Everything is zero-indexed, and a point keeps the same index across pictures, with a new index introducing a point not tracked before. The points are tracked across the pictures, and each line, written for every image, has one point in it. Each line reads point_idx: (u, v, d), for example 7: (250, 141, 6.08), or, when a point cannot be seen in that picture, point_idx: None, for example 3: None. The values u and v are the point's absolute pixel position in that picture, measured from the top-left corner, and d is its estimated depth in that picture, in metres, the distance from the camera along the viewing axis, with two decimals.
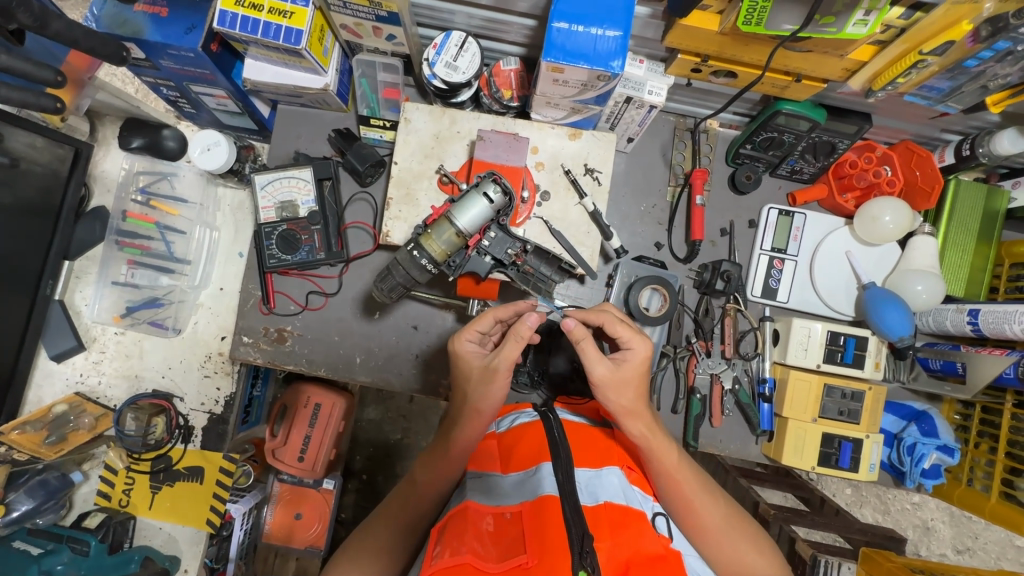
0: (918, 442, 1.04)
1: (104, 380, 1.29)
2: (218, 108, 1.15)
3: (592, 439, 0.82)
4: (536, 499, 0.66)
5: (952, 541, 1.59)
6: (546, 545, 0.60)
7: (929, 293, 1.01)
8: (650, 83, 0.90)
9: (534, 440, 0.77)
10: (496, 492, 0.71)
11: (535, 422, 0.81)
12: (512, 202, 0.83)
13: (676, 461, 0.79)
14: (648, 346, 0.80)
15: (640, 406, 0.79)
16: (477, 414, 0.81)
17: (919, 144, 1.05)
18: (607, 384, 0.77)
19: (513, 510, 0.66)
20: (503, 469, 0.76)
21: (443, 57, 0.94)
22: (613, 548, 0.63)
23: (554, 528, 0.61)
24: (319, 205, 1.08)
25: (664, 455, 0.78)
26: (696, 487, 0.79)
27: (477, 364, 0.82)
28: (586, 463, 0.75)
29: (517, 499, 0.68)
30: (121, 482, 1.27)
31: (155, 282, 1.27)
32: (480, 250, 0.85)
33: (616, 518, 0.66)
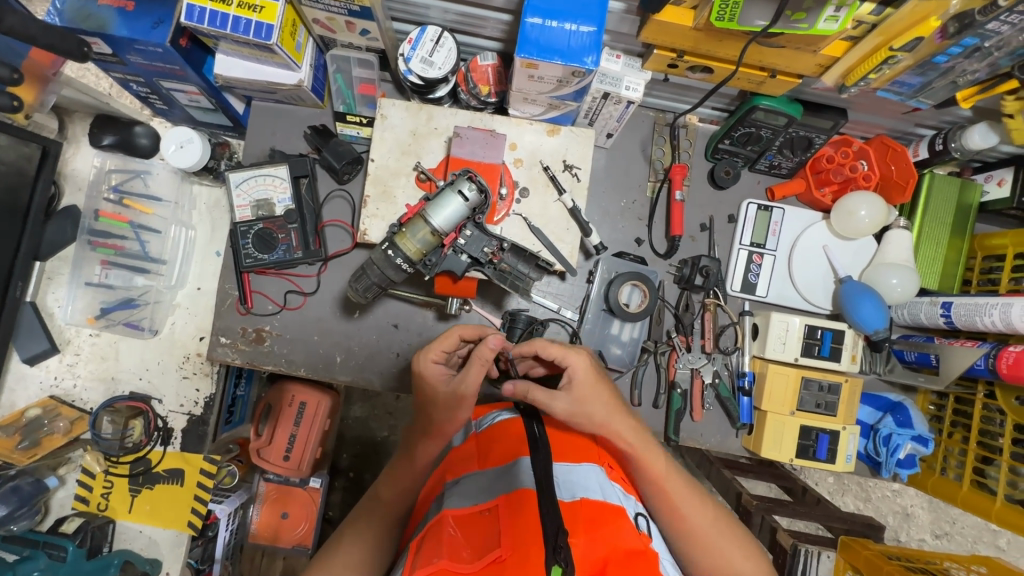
0: (894, 433, 1.05)
1: (79, 383, 1.27)
2: (191, 104, 1.13)
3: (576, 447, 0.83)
4: (513, 493, 0.66)
5: (930, 526, 1.62)
6: (518, 538, 0.60)
7: (903, 287, 1.02)
8: (627, 78, 0.89)
9: (513, 438, 0.77)
10: (475, 490, 0.70)
11: (515, 421, 0.82)
12: (487, 200, 0.82)
13: (661, 462, 0.82)
14: (586, 359, 0.81)
15: (612, 419, 0.81)
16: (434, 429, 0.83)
17: (895, 139, 1.06)
18: (564, 415, 0.80)
19: (491, 506, 0.67)
20: (480, 467, 0.76)
21: (419, 52, 0.93)
22: (590, 543, 0.62)
23: (528, 525, 0.60)
24: (296, 203, 1.07)
25: (649, 459, 0.81)
26: (682, 488, 0.82)
27: (442, 392, 0.81)
28: (564, 459, 0.76)
29: (493, 495, 0.68)
30: (99, 486, 1.25)
31: (130, 282, 1.25)
32: (456, 249, 0.83)
33: (594, 514, 0.65)
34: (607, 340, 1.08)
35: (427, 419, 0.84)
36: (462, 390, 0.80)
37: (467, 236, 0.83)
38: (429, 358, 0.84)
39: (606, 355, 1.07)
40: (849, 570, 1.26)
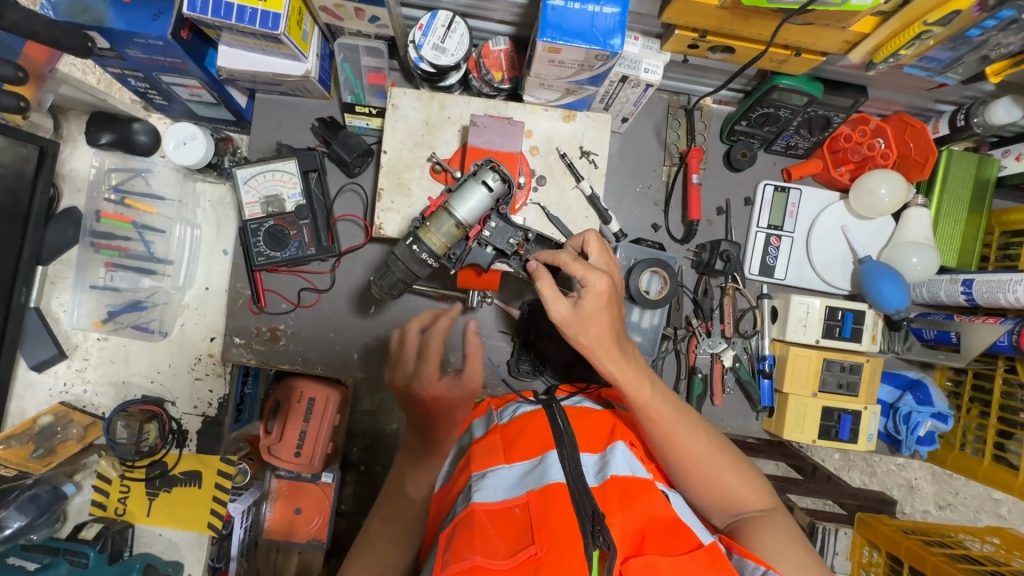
0: (914, 411, 1.06)
1: (89, 388, 1.25)
2: (192, 99, 1.09)
3: (596, 421, 0.82)
4: (543, 487, 0.65)
5: (934, 498, 1.65)
6: (553, 533, 0.59)
7: (923, 265, 1.02)
8: (646, 61, 0.87)
9: (539, 431, 0.76)
10: (503, 484, 0.68)
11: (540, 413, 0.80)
12: (511, 190, 0.79)
13: (660, 401, 0.75)
14: (604, 279, 0.73)
15: (604, 348, 0.74)
16: (456, 424, 0.87)
17: (913, 116, 1.05)
18: (568, 323, 0.74)
19: (520, 503, 0.65)
20: (507, 459, 0.73)
21: (430, 39, 0.90)
22: (626, 518, 0.64)
23: (561, 515, 0.61)
24: (306, 198, 1.04)
25: (645, 398, 0.74)
26: (686, 431, 0.75)
27: (456, 395, 0.90)
28: (592, 449, 0.75)
29: (523, 490, 0.66)
30: (116, 490, 1.24)
31: (137, 284, 1.22)
32: (481, 241, 0.82)
33: (625, 489, 0.66)
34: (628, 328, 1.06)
35: (445, 424, 0.87)
36: (467, 386, 0.91)
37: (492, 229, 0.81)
38: (405, 376, 0.96)
39: None
40: (865, 545, 1.28)
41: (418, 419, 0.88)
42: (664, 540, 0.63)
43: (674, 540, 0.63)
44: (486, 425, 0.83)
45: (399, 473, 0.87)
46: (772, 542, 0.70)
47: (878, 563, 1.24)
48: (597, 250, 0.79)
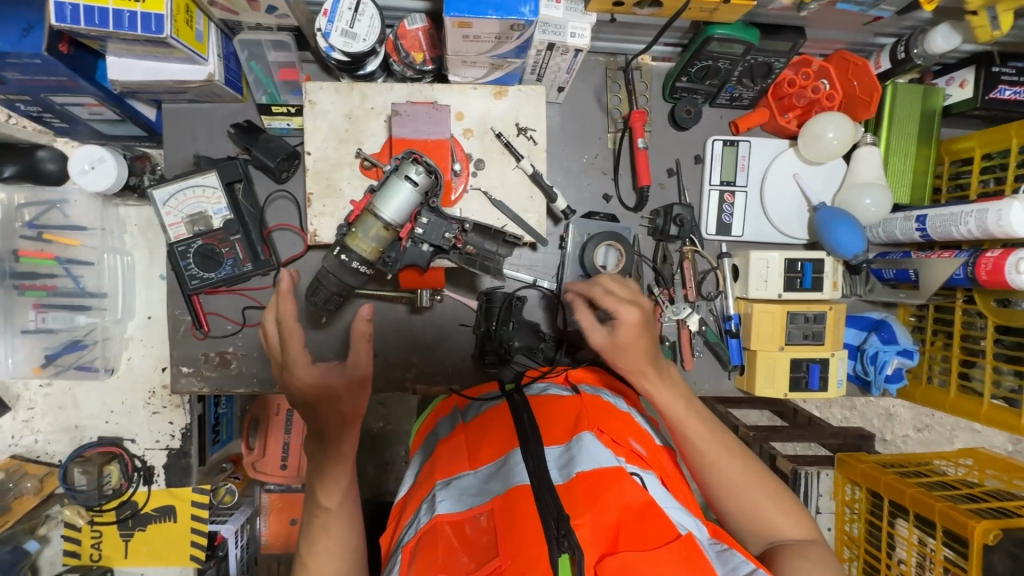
0: (879, 351, 1.06)
1: (40, 437, 1.18)
2: (93, 117, 1.00)
3: (562, 408, 0.82)
4: (506, 493, 0.65)
5: (913, 422, 1.68)
6: (515, 545, 0.59)
7: (877, 206, 1.00)
8: (571, 24, 0.81)
9: (498, 432, 0.79)
10: (466, 491, 0.69)
11: (502, 407, 0.85)
12: (438, 181, 0.75)
13: (694, 420, 0.77)
14: (635, 311, 0.76)
15: (645, 371, 0.78)
16: (347, 418, 0.74)
17: (854, 52, 1.01)
18: (607, 350, 0.79)
19: (484, 510, 0.65)
20: (471, 465, 0.75)
21: (338, 25, 0.83)
22: (599, 519, 0.62)
23: (524, 525, 0.60)
24: (233, 211, 0.97)
25: (678, 413, 0.77)
26: (723, 453, 0.76)
27: (340, 381, 0.75)
28: (555, 439, 0.75)
29: (486, 496, 0.67)
30: (87, 537, 1.20)
31: (72, 323, 1.11)
32: (415, 239, 0.78)
33: (592, 485, 0.64)
34: None
35: (330, 416, 0.74)
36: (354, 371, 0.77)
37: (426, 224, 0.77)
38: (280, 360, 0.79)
39: None
40: (847, 483, 1.29)
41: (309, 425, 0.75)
42: (640, 535, 0.60)
43: (647, 534, 0.60)
44: (451, 426, 0.88)
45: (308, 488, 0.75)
46: (802, 563, 0.68)
47: (860, 499, 1.26)
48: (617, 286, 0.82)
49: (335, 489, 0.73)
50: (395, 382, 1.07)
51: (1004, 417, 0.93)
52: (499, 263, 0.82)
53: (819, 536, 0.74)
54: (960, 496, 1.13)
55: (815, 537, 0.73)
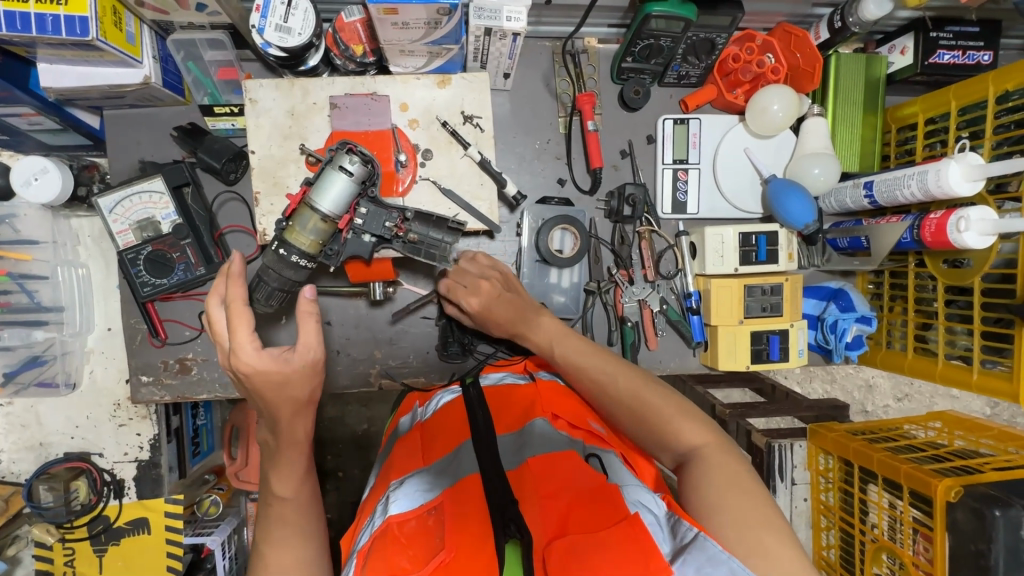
0: (839, 319, 1.07)
1: (5, 457, 1.17)
2: (33, 128, 0.98)
3: (516, 398, 0.88)
4: (456, 486, 0.69)
5: (892, 391, 1.70)
6: (462, 536, 0.61)
7: (826, 175, 1.01)
8: (506, 7, 0.80)
9: (450, 428, 0.83)
10: (419, 488, 0.71)
11: (456, 402, 0.88)
12: (373, 171, 0.76)
13: (583, 355, 0.82)
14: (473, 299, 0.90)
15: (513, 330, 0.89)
16: (300, 404, 0.66)
17: (796, 24, 1.02)
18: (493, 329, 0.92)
19: (434, 506, 0.68)
20: (426, 461, 0.78)
21: (271, 20, 0.82)
22: (545, 506, 0.65)
23: (475, 511, 0.64)
24: (183, 215, 0.96)
25: (563, 352, 0.84)
26: (616, 379, 0.79)
27: (294, 369, 0.63)
28: (508, 427, 0.81)
29: (436, 493, 0.70)
30: (59, 555, 1.18)
31: (29, 339, 1.09)
32: (356, 230, 0.79)
33: (542, 472, 0.70)
34: (549, 290, 1.04)
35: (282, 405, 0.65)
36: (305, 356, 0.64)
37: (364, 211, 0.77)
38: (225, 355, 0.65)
39: (550, 305, 1.04)
40: (820, 453, 1.31)
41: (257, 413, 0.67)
42: (588, 519, 0.62)
43: (597, 516, 0.62)
44: (410, 425, 0.91)
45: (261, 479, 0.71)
46: (707, 483, 0.68)
47: (834, 468, 1.27)
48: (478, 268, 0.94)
49: (292, 476, 0.69)
50: (361, 379, 1.06)
51: (958, 375, 0.94)
52: (444, 248, 0.83)
53: (729, 448, 0.72)
54: (927, 457, 1.15)
55: (720, 449, 0.71)
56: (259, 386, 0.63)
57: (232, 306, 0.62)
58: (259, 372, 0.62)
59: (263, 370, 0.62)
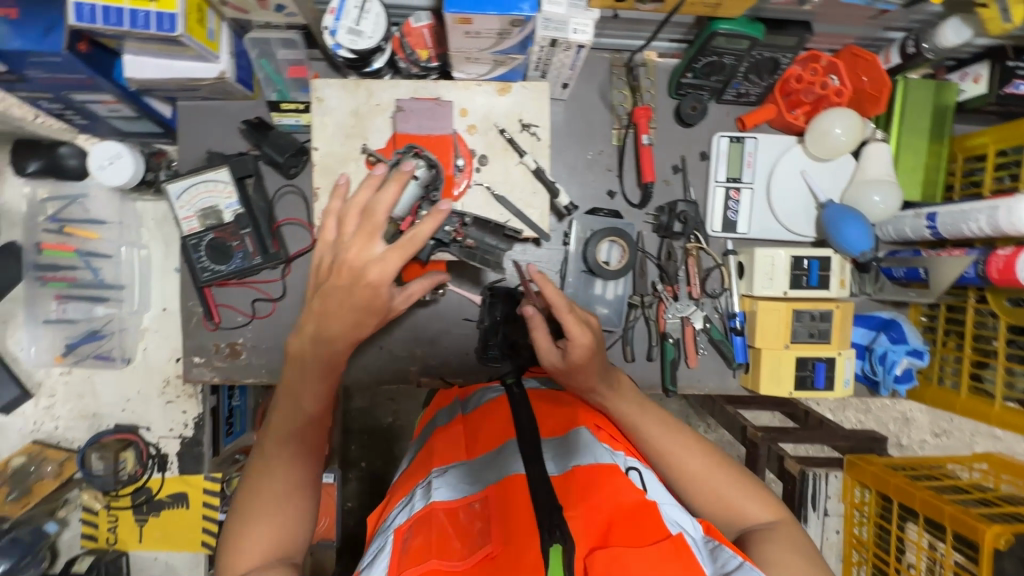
0: (889, 351, 1.04)
1: (60, 424, 1.23)
2: (111, 115, 1.03)
3: (560, 408, 0.89)
4: (501, 482, 0.70)
5: (930, 426, 1.64)
6: (507, 534, 0.62)
7: (886, 202, 0.99)
8: (574, 20, 0.81)
9: (497, 422, 0.85)
10: (463, 481, 0.75)
11: (501, 400, 0.90)
12: (438, 175, 0.84)
13: (663, 430, 0.83)
14: (588, 334, 0.79)
15: (597, 386, 0.84)
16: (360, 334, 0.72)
17: (865, 47, 1.00)
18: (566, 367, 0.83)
19: (479, 499, 0.70)
20: (468, 454, 0.82)
21: (344, 23, 0.85)
22: (590, 516, 0.64)
23: (519, 505, 0.64)
24: (244, 205, 1.00)
25: (643, 423, 0.83)
26: (694, 452, 0.81)
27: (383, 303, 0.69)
28: (551, 432, 0.82)
29: (481, 487, 0.72)
30: (104, 521, 1.25)
31: (90, 313, 1.17)
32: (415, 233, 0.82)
33: (584, 482, 0.69)
34: (592, 301, 1.04)
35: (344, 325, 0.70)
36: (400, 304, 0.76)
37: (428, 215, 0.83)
38: (365, 258, 0.66)
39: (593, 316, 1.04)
40: (856, 485, 1.28)
41: (318, 319, 0.69)
42: (629, 532, 0.61)
43: (640, 531, 0.61)
44: (450, 416, 0.94)
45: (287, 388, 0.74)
46: (785, 553, 0.70)
47: (870, 502, 1.24)
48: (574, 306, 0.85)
49: (326, 390, 0.75)
50: (401, 375, 1.09)
51: (1015, 419, 0.91)
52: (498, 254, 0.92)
53: (793, 520, 0.78)
54: (972, 500, 1.10)
55: (790, 523, 0.77)
56: (369, 295, 0.67)
57: (410, 241, 0.65)
58: (380, 292, 0.67)
59: (383, 292, 0.68)
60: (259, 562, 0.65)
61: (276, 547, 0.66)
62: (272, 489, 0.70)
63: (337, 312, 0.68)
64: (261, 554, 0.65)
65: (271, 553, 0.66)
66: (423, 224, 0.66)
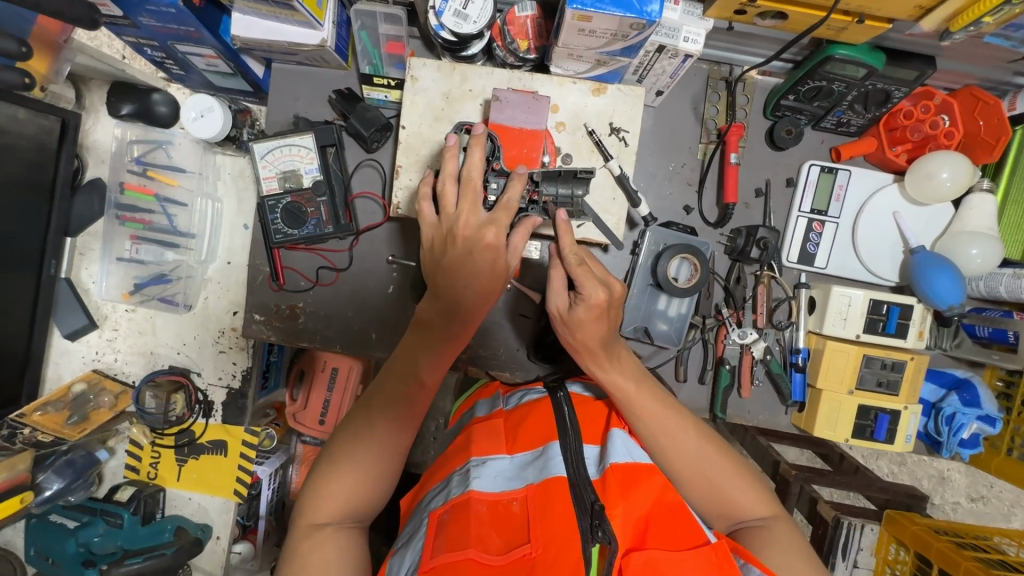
0: (958, 412, 1.00)
1: (120, 357, 1.29)
2: (208, 69, 1.05)
3: (595, 412, 0.82)
4: (542, 483, 0.66)
5: (967, 490, 1.53)
6: (551, 536, 0.59)
7: (984, 257, 0.92)
8: (685, 28, 0.79)
9: (540, 420, 0.79)
10: (501, 476, 0.71)
11: (543, 401, 0.82)
12: (495, 144, 0.80)
13: (660, 410, 0.75)
14: (603, 291, 0.71)
15: (596, 353, 0.75)
16: (480, 302, 0.74)
17: (986, 90, 0.93)
18: (562, 321, 0.75)
19: (519, 496, 0.66)
20: (510, 451, 0.76)
21: (451, 5, 0.84)
22: (628, 514, 0.62)
23: (559, 510, 0.62)
24: (323, 173, 1.01)
25: (642, 403, 0.75)
26: (689, 435, 0.75)
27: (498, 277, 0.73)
28: (592, 438, 0.76)
29: (522, 484, 0.68)
30: (147, 455, 1.30)
31: (161, 257, 1.23)
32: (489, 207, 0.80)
33: (624, 478, 0.64)
34: (653, 315, 1.02)
35: (472, 293, 0.73)
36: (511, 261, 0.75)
37: (498, 189, 0.79)
38: (475, 223, 0.70)
39: (651, 331, 1.02)
40: (892, 543, 1.18)
41: (443, 295, 0.73)
42: (668, 533, 0.61)
43: (677, 535, 0.60)
44: (491, 408, 0.90)
45: (405, 355, 0.77)
46: (784, 557, 0.68)
47: (905, 561, 1.16)
48: (597, 265, 0.77)
49: (438, 363, 0.77)
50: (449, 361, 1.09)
51: None
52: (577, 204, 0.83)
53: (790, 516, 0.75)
54: None
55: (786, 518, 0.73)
56: (489, 256, 0.70)
57: (505, 206, 0.72)
58: (499, 253, 0.71)
59: (502, 253, 0.71)
60: (332, 516, 0.70)
61: (349, 508, 0.71)
62: (368, 447, 0.73)
63: (461, 285, 0.72)
64: (335, 509, 0.71)
65: (344, 512, 0.71)
66: (509, 190, 0.74)
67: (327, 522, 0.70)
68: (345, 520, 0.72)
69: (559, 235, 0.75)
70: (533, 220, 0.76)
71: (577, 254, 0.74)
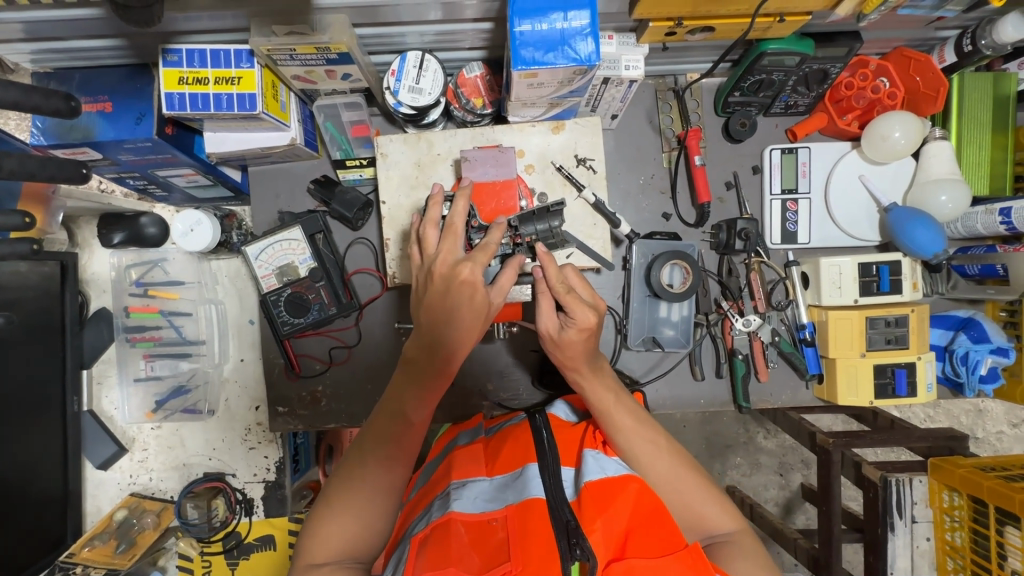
0: (970, 350, 1.01)
1: (154, 475, 1.30)
2: (189, 185, 1.10)
3: (572, 434, 0.82)
4: (521, 502, 0.65)
5: (1006, 417, 1.53)
6: (531, 553, 0.58)
7: (954, 202, 0.96)
8: (625, 57, 0.84)
9: (519, 443, 0.78)
10: (481, 497, 0.69)
11: (523, 424, 0.83)
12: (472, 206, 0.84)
13: (633, 423, 0.76)
14: (592, 314, 0.74)
15: (580, 366, 0.77)
16: (462, 335, 0.74)
17: (915, 48, 0.99)
18: (549, 346, 0.77)
19: (499, 516, 0.65)
20: (489, 472, 0.75)
21: (405, 82, 0.89)
22: (607, 526, 0.61)
23: (537, 529, 0.61)
24: (317, 260, 1.04)
25: (619, 415, 0.76)
26: (662, 450, 0.76)
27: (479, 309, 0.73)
28: (569, 459, 0.75)
29: (502, 503, 0.66)
30: (199, 566, 1.30)
31: (176, 369, 1.23)
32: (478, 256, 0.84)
33: (600, 494, 0.64)
34: (658, 324, 1.05)
35: (452, 333, 0.73)
36: (495, 299, 0.76)
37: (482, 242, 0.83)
38: (454, 260, 0.73)
39: (659, 338, 1.05)
40: (945, 489, 1.09)
41: (426, 331, 0.74)
42: (646, 542, 0.60)
43: (656, 543, 0.60)
44: (473, 437, 0.88)
45: (394, 394, 0.77)
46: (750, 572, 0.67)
47: (962, 506, 1.06)
48: (578, 284, 0.79)
49: (426, 400, 0.77)
50: (474, 410, 1.11)
51: None
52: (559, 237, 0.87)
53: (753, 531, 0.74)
54: None
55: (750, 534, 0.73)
56: (468, 291, 0.71)
57: (485, 247, 0.73)
58: (477, 287, 0.71)
59: (481, 288, 0.72)
60: (332, 555, 0.68)
61: (352, 546, 0.69)
62: (365, 484, 0.72)
63: (441, 321, 0.73)
64: (336, 548, 0.68)
65: (345, 550, 0.68)
66: (489, 236, 0.76)
67: (327, 562, 0.67)
68: (344, 559, 0.68)
69: (543, 264, 0.76)
70: (519, 260, 0.77)
71: (565, 283, 0.75)
